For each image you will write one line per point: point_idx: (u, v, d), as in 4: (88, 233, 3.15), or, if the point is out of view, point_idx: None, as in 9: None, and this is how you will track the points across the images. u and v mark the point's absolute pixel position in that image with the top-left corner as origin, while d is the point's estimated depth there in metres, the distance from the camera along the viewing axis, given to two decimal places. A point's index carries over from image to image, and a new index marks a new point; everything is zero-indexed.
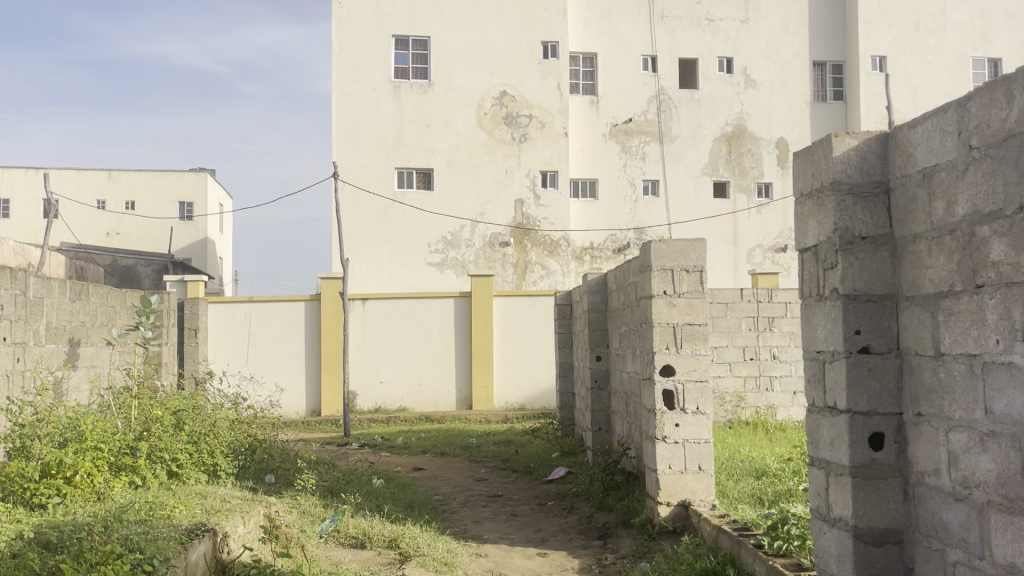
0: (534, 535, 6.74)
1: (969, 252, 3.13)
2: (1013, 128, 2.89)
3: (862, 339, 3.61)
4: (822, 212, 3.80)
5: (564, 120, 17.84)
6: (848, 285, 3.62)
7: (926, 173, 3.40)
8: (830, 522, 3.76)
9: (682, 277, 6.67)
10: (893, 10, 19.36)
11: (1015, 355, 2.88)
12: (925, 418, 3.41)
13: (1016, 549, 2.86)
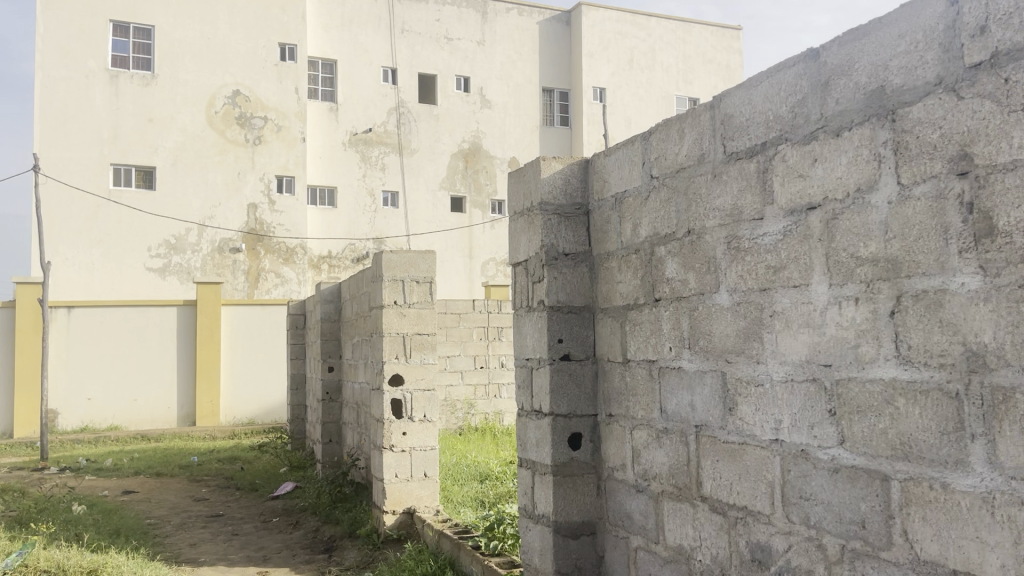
0: (256, 554, 6.48)
1: (649, 270, 3.52)
2: (683, 161, 3.31)
3: (564, 347, 3.93)
4: (531, 230, 4.09)
5: (302, 126, 17.50)
6: (552, 298, 3.92)
7: (617, 197, 3.78)
8: (534, 519, 4.02)
9: (412, 288, 6.78)
10: (612, 46, 21.19)
11: (684, 360, 3.28)
12: (614, 418, 3.77)
13: (683, 532, 3.25)
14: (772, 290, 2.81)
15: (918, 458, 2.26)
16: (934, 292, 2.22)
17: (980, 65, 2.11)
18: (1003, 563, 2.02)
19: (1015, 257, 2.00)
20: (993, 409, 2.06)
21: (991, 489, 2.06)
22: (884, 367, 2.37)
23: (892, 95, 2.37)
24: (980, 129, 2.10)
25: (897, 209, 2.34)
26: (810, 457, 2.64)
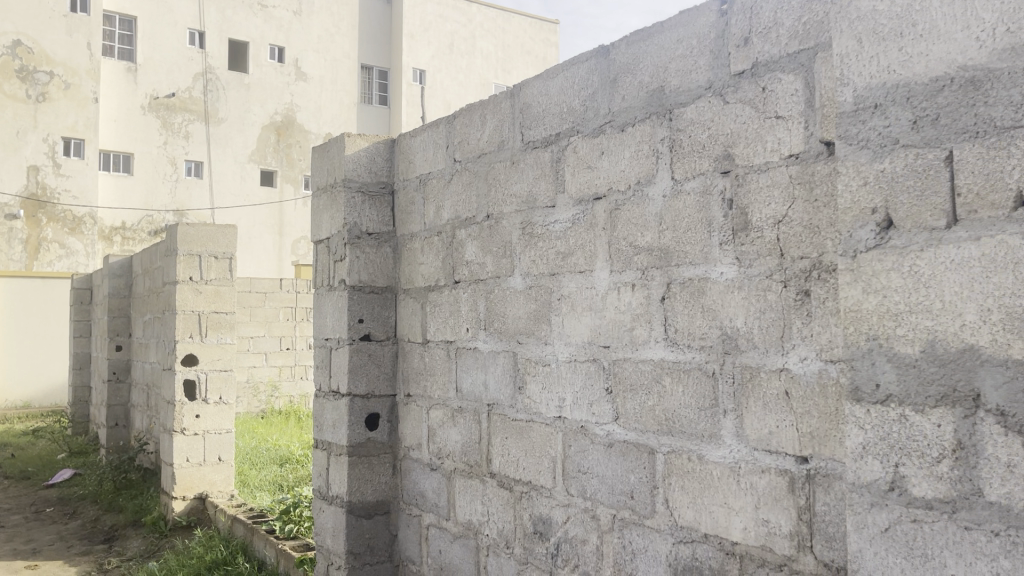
0: (24, 547, 5.95)
1: (449, 252, 3.57)
2: (485, 146, 3.38)
3: (364, 327, 3.89)
4: (334, 207, 4.02)
5: (94, 85, 16.07)
6: (353, 277, 3.88)
7: (422, 179, 3.79)
8: (328, 500, 3.97)
9: (209, 264, 6.47)
10: (432, 30, 21.11)
11: (479, 341, 3.36)
12: (412, 398, 3.80)
13: (472, 508, 3.34)
14: (561, 275, 2.94)
15: (679, 432, 2.46)
16: (697, 280, 2.41)
17: (743, 73, 2.30)
18: (744, 525, 2.25)
19: (765, 250, 2.22)
20: (741, 386, 2.28)
21: (737, 459, 2.28)
22: (655, 349, 2.55)
23: (670, 96, 2.54)
24: (741, 132, 2.30)
25: (670, 202, 2.51)
26: (589, 433, 2.79)
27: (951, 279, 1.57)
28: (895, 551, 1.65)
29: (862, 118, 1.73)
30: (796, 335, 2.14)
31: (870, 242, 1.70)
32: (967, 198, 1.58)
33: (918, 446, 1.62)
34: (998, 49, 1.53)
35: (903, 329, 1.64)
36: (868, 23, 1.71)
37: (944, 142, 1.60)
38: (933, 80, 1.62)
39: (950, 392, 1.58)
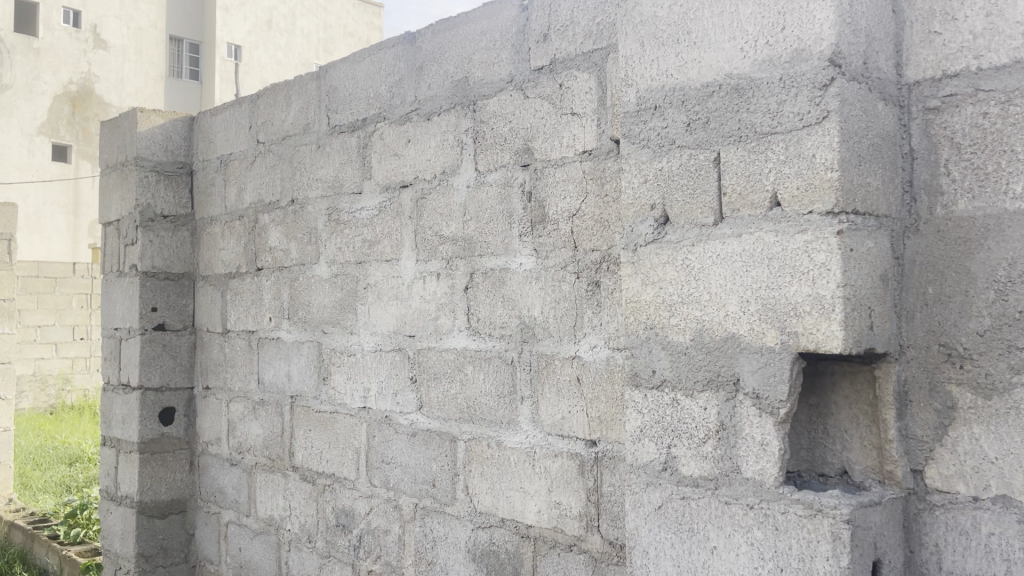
0: None
1: (252, 238, 3.42)
2: (290, 128, 3.26)
3: (158, 316, 3.66)
4: (125, 188, 3.75)
5: None
6: (145, 262, 3.63)
7: (222, 160, 3.61)
8: (116, 500, 3.72)
9: None
10: (249, 4, 20.08)
11: (282, 330, 3.25)
12: (211, 391, 3.62)
13: (274, 503, 3.24)
14: (366, 263, 2.90)
15: (479, 419, 2.49)
16: (498, 270, 2.46)
17: (542, 69, 2.37)
18: (538, 508, 2.32)
19: (561, 242, 2.30)
20: (537, 373, 2.34)
21: (533, 445, 2.35)
22: (457, 338, 2.57)
23: (474, 87, 2.56)
24: (540, 126, 2.36)
25: (473, 193, 2.54)
26: (392, 422, 2.78)
27: (716, 272, 1.70)
28: (666, 526, 1.77)
29: (643, 119, 1.84)
30: (587, 324, 2.23)
31: (649, 236, 1.82)
32: (731, 198, 1.69)
33: (687, 428, 1.75)
34: (757, 61, 1.65)
35: (676, 318, 1.76)
36: (649, 28, 1.82)
37: (712, 145, 1.71)
38: (704, 86, 1.73)
39: (715, 377, 1.70)
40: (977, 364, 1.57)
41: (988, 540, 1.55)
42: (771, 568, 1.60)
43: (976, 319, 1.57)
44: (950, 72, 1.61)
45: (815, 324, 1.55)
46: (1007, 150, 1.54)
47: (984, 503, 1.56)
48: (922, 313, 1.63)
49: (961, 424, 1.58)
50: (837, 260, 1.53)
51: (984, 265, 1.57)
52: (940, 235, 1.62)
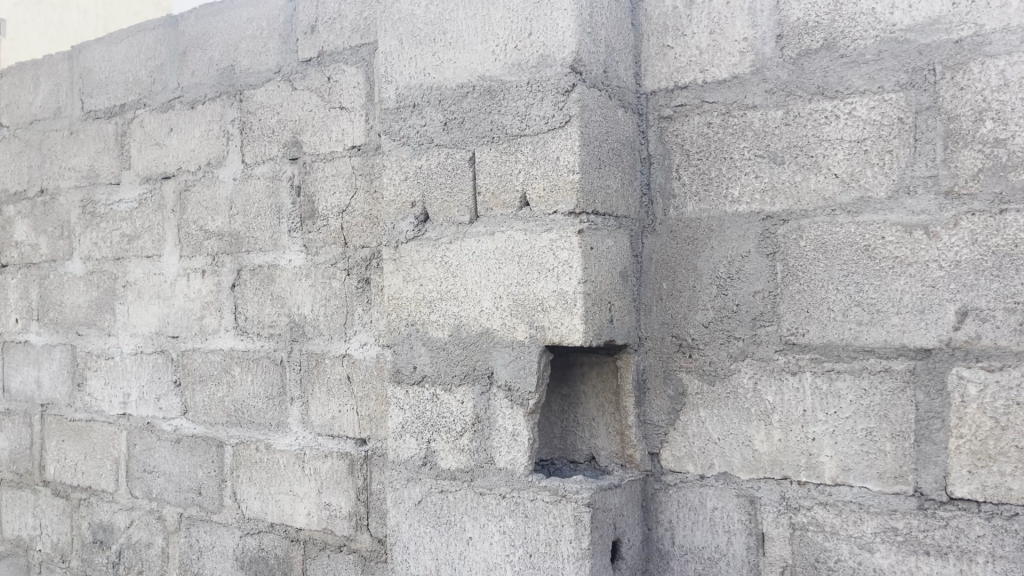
0: None
1: None
2: (38, 111, 2.97)
3: None
4: None
5: None
6: None
7: None
8: None
9: None
10: None
11: (30, 333, 2.96)
12: None
13: (22, 522, 2.95)
14: (126, 259, 2.70)
15: (247, 422, 2.40)
16: (266, 267, 2.37)
17: (310, 61, 2.31)
18: (307, 510, 2.27)
19: (330, 238, 2.25)
20: (307, 373, 2.28)
21: (302, 446, 2.29)
22: (224, 338, 2.45)
23: (240, 76, 2.46)
24: (308, 120, 2.30)
25: (240, 185, 2.44)
26: (155, 429, 2.61)
27: (472, 269, 1.73)
28: (425, 521, 1.79)
29: (402, 116, 1.84)
30: (357, 321, 2.20)
31: (409, 234, 1.83)
32: (484, 196, 1.73)
33: (445, 422, 1.77)
34: (507, 64, 1.70)
35: (435, 315, 1.79)
36: (407, 26, 1.83)
37: (467, 144, 1.75)
38: (460, 86, 1.76)
39: (470, 372, 1.74)
40: (702, 353, 1.71)
41: (713, 514, 1.70)
42: (521, 554, 1.66)
43: (703, 312, 1.71)
44: (681, 83, 1.74)
45: (560, 319, 1.63)
46: (727, 157, 1.69)
47: (709, 480, 1.70)
48: (657, 307, 1.76)
49: (690, 408, 1.72)
50: (578, 258, 1.61)
51: (709, 263, 1.71)
52: (672, 234, 1.75)
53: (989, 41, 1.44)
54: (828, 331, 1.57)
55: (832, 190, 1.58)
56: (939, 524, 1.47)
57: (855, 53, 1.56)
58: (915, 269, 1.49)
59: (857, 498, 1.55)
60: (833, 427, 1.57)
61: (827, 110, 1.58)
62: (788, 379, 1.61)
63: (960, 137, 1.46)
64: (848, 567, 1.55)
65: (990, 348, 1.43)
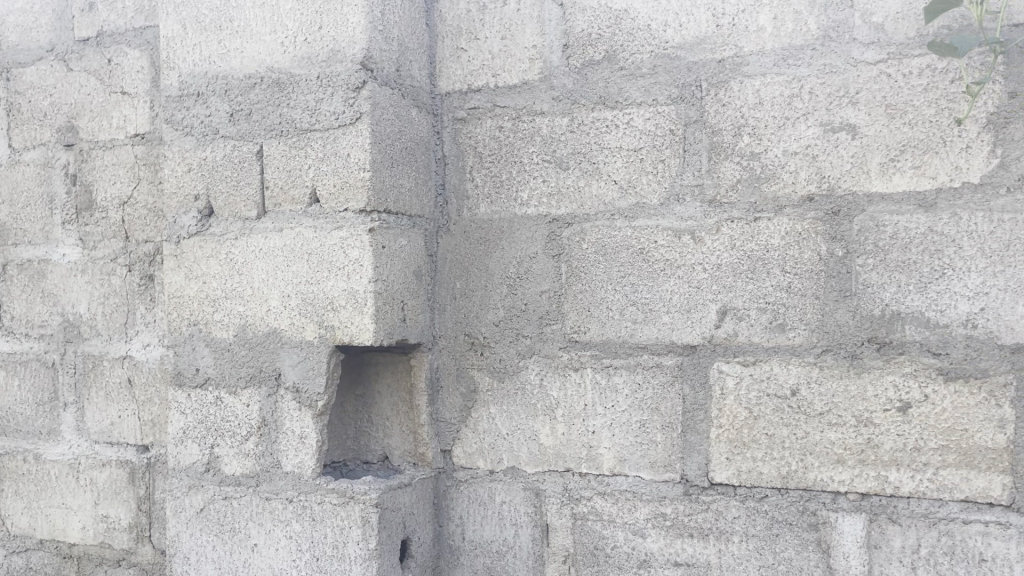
0: None
1: None
2: None
3: None
4: None
5: None
6: None
7: None
8: None
9: None
10: None
11: None
12: None
13: None
14: None
15: (13, 431, 2.19)
16: (36, 262, 2.18)
17: (89, 40, 2.15)
18: (82, 524, 2.11)
19: (109, 232, 2.10)
20: (83, 377, 2.12)
21: (76, 455, 2.12)
22: None
23: (6, 52, 2.24)
24: (85, 104, 2.14)
25: (6, 172, 2.22)
26: None
27: (258, 267, 1.68)
28: (207, 529, 1.71)
29: (185, 105, 1.75)
30: (139, 321, 2.07)
31: (192, 229, 1.74)
32: (272, 191, 1.68)
33: (230, 426, 1.70)
34: (296, 57, 1.66)
35: (219, 314, 1.71)
36: (191, 10, 1.74)
37: (254, 137, 1.69)
38: (247, 76, 1.69)
39: (257, 373, 1.68)
40: (492, 351, 1.75)
41: (501, 508, 1.74)
42: (308, 558, 1.63)
43: (493, 311, 1.75)
44: (474, 86, 1.77)
45: (349, 319, 1.61)
46: (517, 161, 1.74)
47: (498, 475, 1.75)
48: (450, 306, 1.79)
49: (481, 405, 1.76)
50: (369, 257, 1.60)
51: (499, 263, 1.75)
52: (465, 235, 1.78)
53: (747, 62, 1.57)
54: (607, 329, 1.66)
55: (612, 196, 1.66)
56: (702, 508, 1.59)
57: (633, 67, 1.65)
58: (683, 272, 1.60)
59: (631, 486, 1.64)
60: (611, 420, 1.65)
61: (608, 119, 1.66)
62: (571, 375, 1.68)
63: (722, 150, 1.58)
64: (623, 553, 1.64)
65: (746, 344, 1.56)
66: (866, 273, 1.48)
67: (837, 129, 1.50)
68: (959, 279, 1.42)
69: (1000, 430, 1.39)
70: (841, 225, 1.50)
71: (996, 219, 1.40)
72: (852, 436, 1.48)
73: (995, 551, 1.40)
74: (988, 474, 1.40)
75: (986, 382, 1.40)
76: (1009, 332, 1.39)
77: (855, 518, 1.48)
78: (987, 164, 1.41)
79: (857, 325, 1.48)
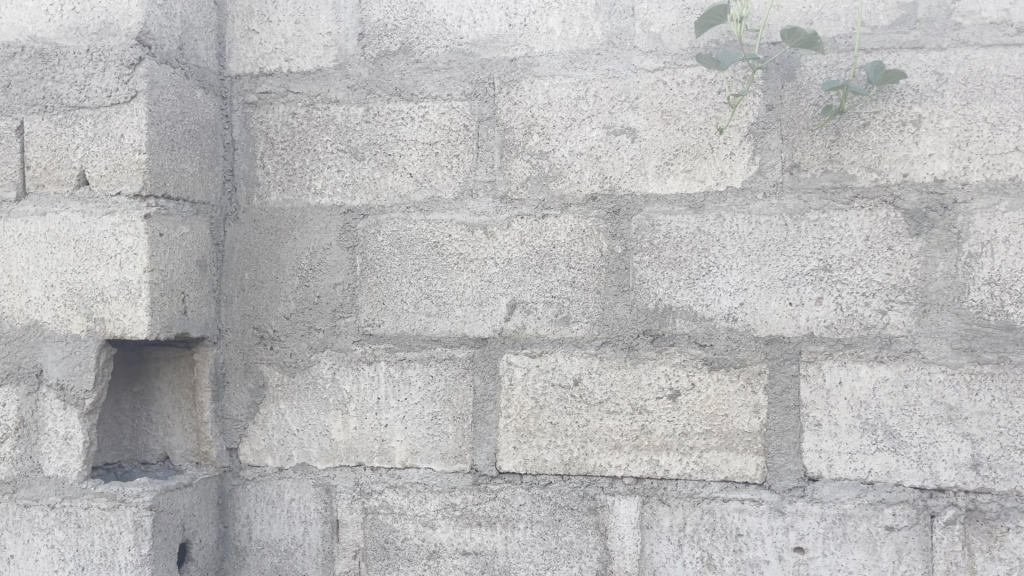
0: None
1: None
2: None
3: None
4: None
5: None
6: None
7: None
8: None
9: None
10: None
11: None
12: None
13: None
14: None
15: None
16: None
17: None
18: None
19: None
20: None
21: None
22: None
23: None
24: None
25: None
26: None
27: (17, 253, 1.53)
28: None
29: None
30: None
31: None
32: (35, 172, 1.54)
33: None
34: (63, 27, 1.54)
35: None
36: None
37: (13, 112, 1.54)
38: (4, 44, 1.55)
39: (14, 369, 1.54)
40: (283, 345, 1.70)
41: (290, 506, 1.69)
42: (72, 569, 1.52)
43: (284, 303, 1.70)
44: (266, 70, 1.71)
45: (121, 310, 1.50)
46: (310, 149, 1.69)
47: (287, 472, 1.70)
48: (239, 298, 1.72)
49: (270, 400, 1.70)
50: (144, 245, 1.50)
51: (291, 254, 1.70)
52: (256, 224, 1.71)
53: (537, 63, 1.62)
54: (401, 323, 1.65)
55: (407, 188, 1.66)
56: (490, 497, 1.62)
57: (428, 60, 1.66)
58: (475, 265, 1.62)
59: (423, 478, 1.65)
60: (403, 413, 1.65)
61: (403, 111, 1.66)
62: (364, 369, 1.66)
63: (513, 147, 1.62)
64: (412, 545, 1.64)
65: (533, 337, 1.61)
66: (642, 269, 1.56)
67: (618, 132, 1.58)
68: (722, 276, 1.53)
69: (755, 415, 1.52)
70: (620, 223, 1.57)
71: (754, 220, 1.52)
72: (628, 423, 1.56)
73: (749, 526, 1.51)
74: (744, 455, 1.52)
75: (744, 370, 1.52)
76: (763, 325, 1.51)
77: (630, 501, 1.56)
78: (747, 170, 1.53)
79: (633, 318, 1.57)
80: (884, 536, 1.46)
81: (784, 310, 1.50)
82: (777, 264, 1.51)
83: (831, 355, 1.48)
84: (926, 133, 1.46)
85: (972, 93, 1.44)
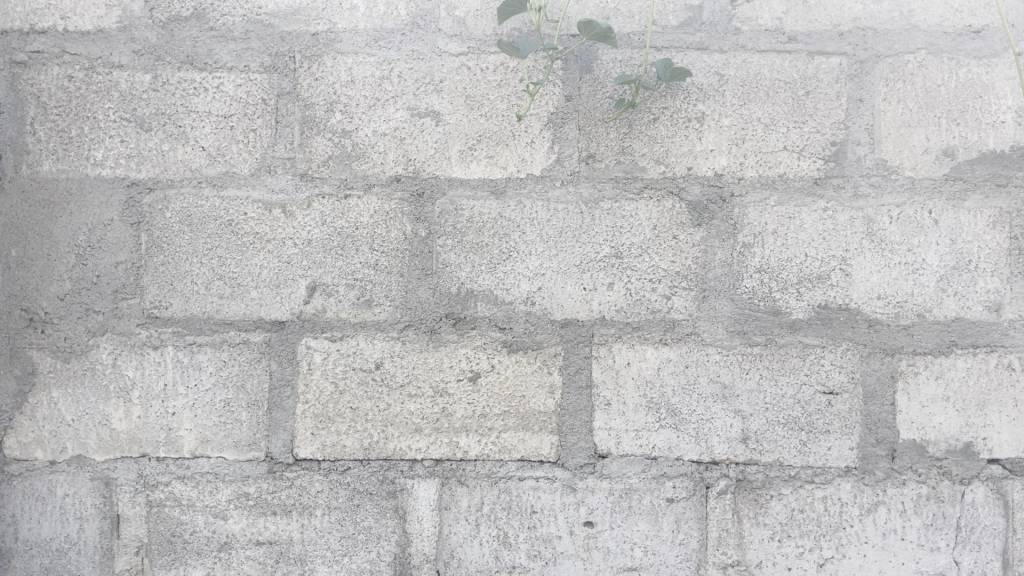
0: None
1: None
2: None
3: None
4: None
5: None
6: None
7: None
8: None
9: None
10: None
11: None
12: None
13: None
14: None
15: None
16: None
17: None
18: None
19: None
20: None
21: None
22: None
23: None
24: None
25: None
26: None
27: None
28: None
29: None
30: None
31: None
32: None
33: None
34: None
35: None
36: None
37: None
38: None
39: None
40: (56, 329, 1.56)
41: (63, 502, 1.57)
42: None
43: (57, 283, 1.56)
44: (38, 27, 1.57)
45: None
46: (89, 116, 1.56)
47: (60, 465, 1.57)
48: (5, 277, 1.56)
49: (40, 389, 1.56)
50: None
51: (66, 230, 1.56)
52: (24, 196, 1.56)
53: (340, 39, 1.57)
54: (191, 305, 1.56)
55: (199, 162, 1.57)
56: (286, 485, 1.57)
57: (223, 29, 1.57)
58: (273, 246, 1.56)
59: (214, 468, 1.57)
60: (192, 400, 1.57)
61: (194, 81, 1.56)
62: (149, 354, 1.56)
63: (314, 125, 1.57)
64: (202, 537, 1.57)
65: (333, 320, 1.57)
66: (445, 253, 1.57)
67: (422, 115, 1.57)
68: (521, 261, 1.56)
69: (550, 396, 1.56)
70: (424, 206, 1.57)
71: (552, 207, 1.56)
72: (428, 405, 1.57)
73: (543, 503, 1.56)
74: (540, 434, 1.57)
75: (540, 352, 1.56)
76: (559, 309, 1.56)
77: (429, 483, 1.57)
78: (546, 157, 1.57)
79: (435, 301, 1.57)
80: (665, 507, 1.55)
81: (579, 294, 1.56)
82: (573, 250, 1.56)
83: (621, 337, 1.56)
84: (708, 130, 1.55)
85: (749, 94, 1.55)
